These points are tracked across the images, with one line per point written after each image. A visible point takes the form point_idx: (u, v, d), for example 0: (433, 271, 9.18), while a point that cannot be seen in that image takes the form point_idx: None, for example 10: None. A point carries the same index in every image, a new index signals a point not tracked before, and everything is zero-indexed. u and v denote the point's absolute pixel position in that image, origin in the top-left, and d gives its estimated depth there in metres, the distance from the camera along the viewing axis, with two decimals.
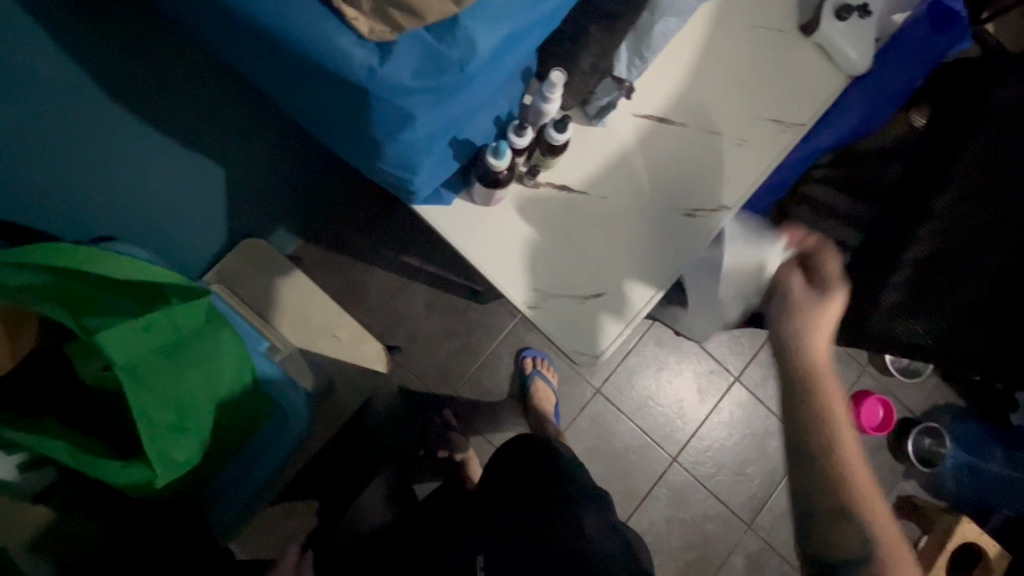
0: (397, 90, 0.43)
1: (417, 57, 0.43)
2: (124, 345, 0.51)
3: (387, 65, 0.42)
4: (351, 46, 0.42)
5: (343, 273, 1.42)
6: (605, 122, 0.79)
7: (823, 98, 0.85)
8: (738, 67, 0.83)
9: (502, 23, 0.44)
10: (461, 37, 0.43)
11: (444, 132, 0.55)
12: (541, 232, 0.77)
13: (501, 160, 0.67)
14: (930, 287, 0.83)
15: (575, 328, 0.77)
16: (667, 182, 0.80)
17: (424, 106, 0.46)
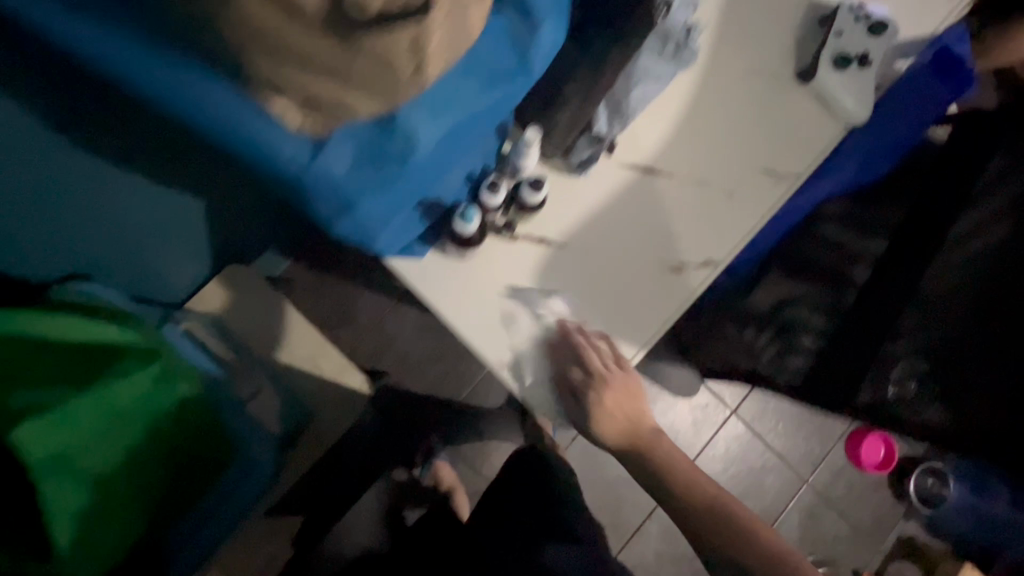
0: (336, 178, 0.47)
1: (352, 151, 0.47)
2: (40, 439, 0.58)
3: (321, 157, 0.46)
4: (281, 139, 0.45)
5: (333, 296, 1.39)
6: (588, 172, 0.75)
7: (821, 149, 0.81)
8: (732, 115, 0.80)
9: (441, 113, 0.48)
10: (400, 131, 0.47)
11: (404, 203, 0.57)
12: (514, 288, 0.74)
13: (471, 223, 0.67)
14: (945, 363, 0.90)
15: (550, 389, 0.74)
16: (651, 232, 0.77)
17: (370, 177, 0.49)
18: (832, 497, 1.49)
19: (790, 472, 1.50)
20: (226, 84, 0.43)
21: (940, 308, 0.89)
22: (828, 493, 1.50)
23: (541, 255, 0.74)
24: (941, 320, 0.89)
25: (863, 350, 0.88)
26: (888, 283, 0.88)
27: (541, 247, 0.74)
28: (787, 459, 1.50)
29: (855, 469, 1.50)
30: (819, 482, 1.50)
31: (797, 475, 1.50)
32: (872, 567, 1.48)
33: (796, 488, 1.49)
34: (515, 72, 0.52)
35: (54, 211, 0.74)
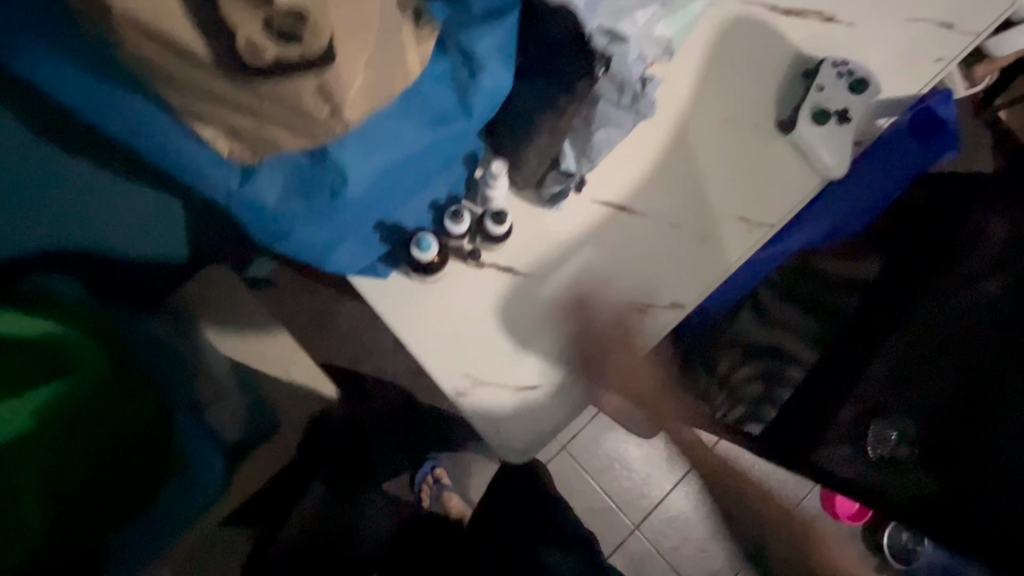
0: (263, 207, 0.52)
1: (285, 179, 0.51)
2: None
3: (247, 185, 0.51)
4: (208, 162, 0.50)
5: (317, 301, 1.41)
6: (560, 206, 0.75)
7: (797, 202, 0.81)
8: (711, 163, 0.80)
9: (370, 154, 0.51)
10: (331, 167, 0.50)
11: (340, 236, 0.61)
12: (476, 315, 0.73)
13: (426, 252, 0.67)
14: (939, 427, 0.86)
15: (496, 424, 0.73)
16: (617, 273, 0.76)
17: (302, 218, 0.54)
18: None
19: None
20: (164, 117, 0.48)
21: (920, 360, 0.88)
22: None
23: (507, 284, 0.74)
24: (917, 371, 0.88)
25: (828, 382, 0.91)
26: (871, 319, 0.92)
27: (507, 276, 0.74)
28: None
29: (827, 517, 1.48)
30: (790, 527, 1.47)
31: None
32: None
33: None
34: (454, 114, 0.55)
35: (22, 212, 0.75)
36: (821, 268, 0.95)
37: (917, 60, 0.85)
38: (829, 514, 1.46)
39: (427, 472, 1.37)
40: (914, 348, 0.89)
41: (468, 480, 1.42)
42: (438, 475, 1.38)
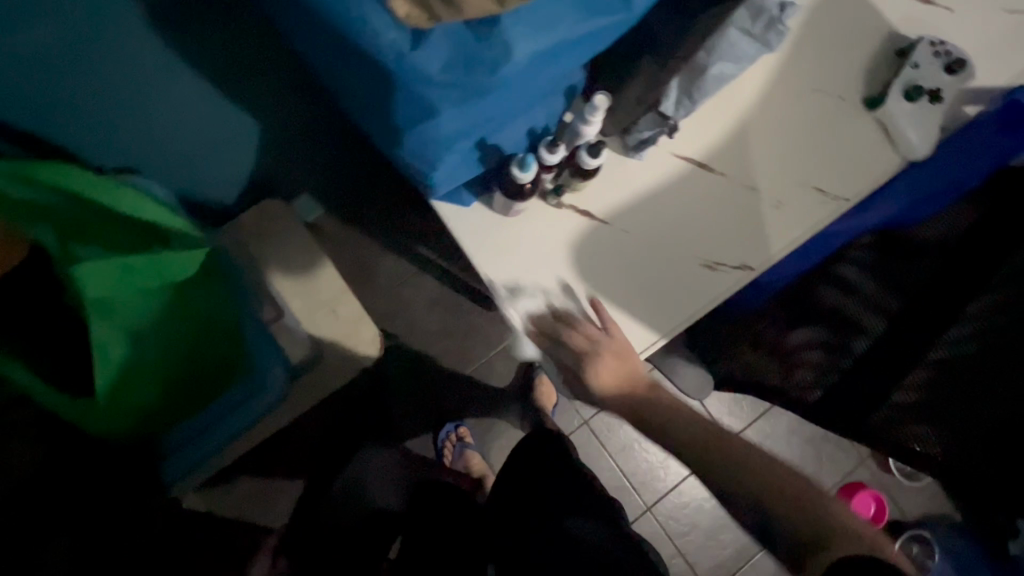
0: (425, 81, 0.44)
1: (449, 48, 0.44)
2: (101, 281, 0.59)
3: (418, 51, 0.43)
4: (386, 27, 0.41)
5: (360, 251, 1.43)
6: (643, 157, 0.76)
7: (877, 179, 0.81)
8: (792, 131, 0.81)
9: (541, 34, 0.46)
10: (499, 40, 0.44)
11: (471, 131, 0.55)
12: (548, 252, 0.75)
13: (525, 173, 0.66)
14: (943, 398, 0.79)
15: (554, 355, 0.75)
16: (687, 228, 0.77)
17: (449, 102, 0.48)
18: None
19: None
20: None
21: (977, 364, 0.78)
22: None
23: (582, 228, 0.75)
24: (975, 373, 0.78)
25: (862, 380, 0.82)
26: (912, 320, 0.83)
27: (584, 220, 0.75)
28: None
29: None
30: None
31: None
32: None
33: None
34: (616, 9, 0.50)
35: (119, 107, 0.77)
36: (861, 255, 0.90)
37: (1015, 52, 0.84)
38: None
39: (451, 430, 1.39)
40: (973, 353, 0.79)
41: (488, 443, 1.43)
42: (461, 433, 1.39)
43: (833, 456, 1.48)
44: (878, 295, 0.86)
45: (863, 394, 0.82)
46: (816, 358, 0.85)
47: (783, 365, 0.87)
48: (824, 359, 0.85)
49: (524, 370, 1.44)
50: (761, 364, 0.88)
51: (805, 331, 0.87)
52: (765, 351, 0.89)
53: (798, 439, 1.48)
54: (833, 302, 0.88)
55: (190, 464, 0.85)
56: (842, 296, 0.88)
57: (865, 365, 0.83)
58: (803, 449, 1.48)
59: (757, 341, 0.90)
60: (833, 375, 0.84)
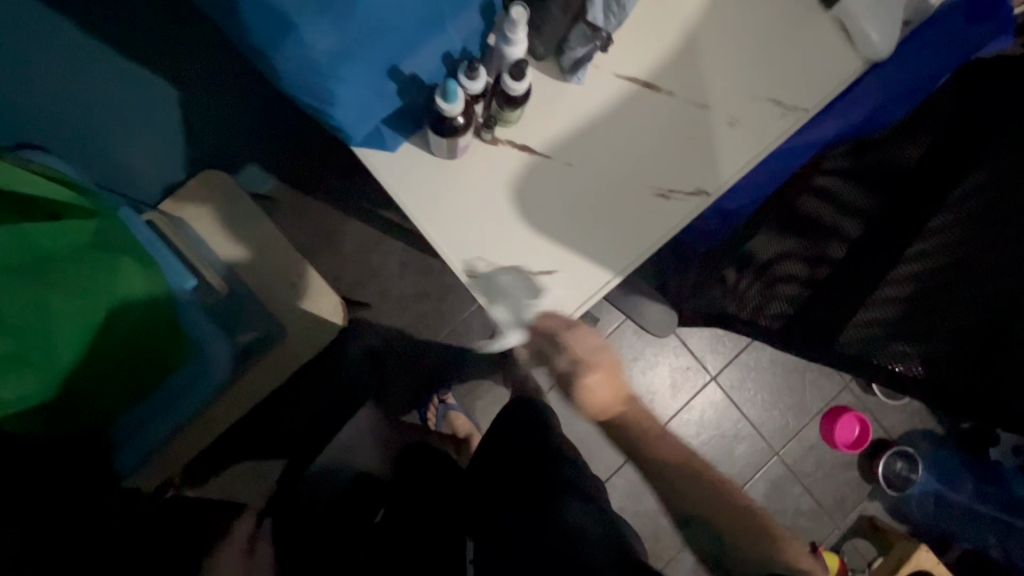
0: None
1: None
2: None
3: None
4: None
5: (318, 221, 1.36)
6: (583, 81, 0.70)
7: (835, 83, 0.75)
8: (742, 38, 0.74)
9: None
10: None
11: (355, 51, 0.49)
12: (487, 193, 0.69)
13: (453, 104, 0.57)
14: (924, 313, 0.70)
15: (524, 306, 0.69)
16: (634, 156, 0.72)
17: (306, 11, 0.42)
18: (800, 473, 1.45)
19: (761, 443, 1.45)
20: None
21: (949, 274, 0.69)
22: (797, 467, 1.45)
23: (522, 164, 0.69)
24: (949, 284, 0.68)
25: (829, 305, 0.77)
26: (878, 239, 0.77)
27: (523, 155, 0.70)
28: (761, 430, 1.45)
29: (827, 447, 1.45)
30: (790, 455, 1.45)
31: (768, 446, 1.45)
32: (829, 541, 1.43)
33: (766, 459, 1.45)
34: None
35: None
36: (833, 183, 0.85)
37: None
38: (829, 443, 1.43)
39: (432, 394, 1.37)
40: (944, 265, 0.70)
41: (471, 403, 1.40)
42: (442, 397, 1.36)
43: (818, 383, 1.47)
44: (838, 220, 0.82)
45: (828, 317, 0.76)
46: (785, 282, 0.83)
47: (760, 295, 0.84)
48: (796, 286, 0.81)
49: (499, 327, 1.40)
50: (740, 290, 0.87)
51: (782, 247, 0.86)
52: (749, 277, 0.87)
53: (782, 369, 1.47)
54: (803, 229, 0.85)
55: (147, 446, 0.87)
56: (807, 223, 0.85)
57: (830, 288, 0.78)
58: (788, 379, 1.47)
59: (742, 266, 0.89)
60: (804, 306, 0.79)
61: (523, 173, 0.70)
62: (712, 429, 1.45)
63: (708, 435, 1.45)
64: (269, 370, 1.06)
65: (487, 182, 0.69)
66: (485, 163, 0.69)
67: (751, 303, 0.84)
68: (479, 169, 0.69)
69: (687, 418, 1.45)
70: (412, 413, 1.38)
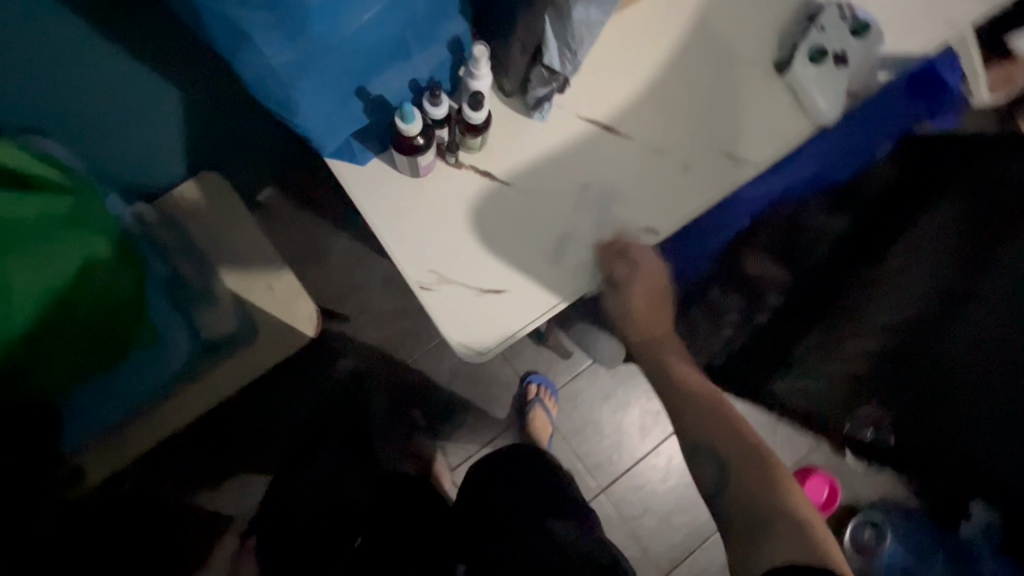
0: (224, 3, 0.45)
1: None
2: None
3: None
4: None
5: (309, 232, 1.40)
6: (548, 118, 0.75)
7: (785, 142, 0.80)
8: (698, 93, 0.80)
9: None
10: None
11: (315, 70, 0.55)
12: (447, 213, 0.73)
13: (411, 125, 0.64)
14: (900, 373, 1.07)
15: (476, 321, 0.73)
16: (590, 191, 0.76)
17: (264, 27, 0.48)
18: None
19: None
20: None
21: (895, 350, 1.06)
22: None
23: (482, 188, 0.74)
24: (862, 349, 1.06)
25: (784, 339, 1.02)
26: (825, 287, 1.00)
27: (484, 179, 0.74)
28: None
29: None
30: None
31: None
32: None
33: None
34: None
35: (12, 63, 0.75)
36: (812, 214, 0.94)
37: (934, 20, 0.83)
38: None
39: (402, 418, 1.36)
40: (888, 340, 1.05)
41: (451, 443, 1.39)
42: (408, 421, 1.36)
43: None
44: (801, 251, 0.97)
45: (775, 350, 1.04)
46: (748, 297, 0.97)
47: (718, 310, 0.98)
48: (750, 303, 0.98)
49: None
50: (723, 313, 0.98)
51: (759, 262, 0.96)
52: (731, 287, 0.97)
53: None
54: (787, 252, 0.96)
55: (99, 423, 0.96)
56: (783, 249, 0.96)
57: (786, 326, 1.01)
58: None
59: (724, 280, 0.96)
60: (766, 329, 1.01)
61: (483, 196, 0.74)
62: (677, 477, 1.44)
63: (673, 482, 1.44)
64: (241, 370, 1.07)
65: (448, 202, 0.74)
66: (449, 185, 0.74)
67: (722, 316, 0.99)
68: (442, 190, 0.74)
69: (653, 463, 1.44)
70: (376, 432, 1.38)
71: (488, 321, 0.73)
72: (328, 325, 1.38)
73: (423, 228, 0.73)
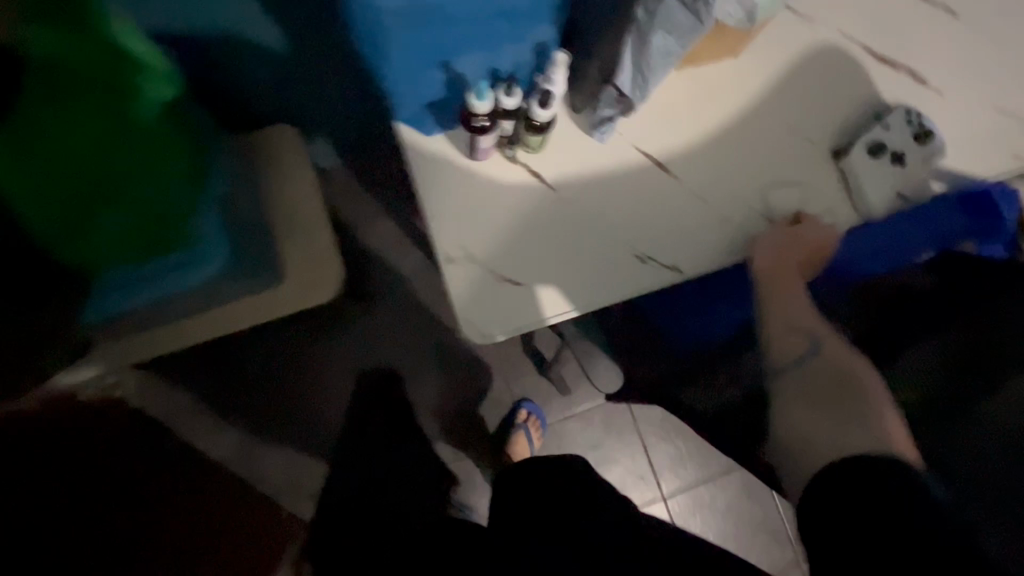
0: None
1: None
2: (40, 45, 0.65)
3: None
4: None
5: (360, 207, 1.48)
6: (606, 141, 0.80)
7: (826, 222, 0.82)
8: (753, 156, 0.83)
9: None
10: None
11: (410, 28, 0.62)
12: (490, 198, 0.77)
13: (480, 104, 0.70)
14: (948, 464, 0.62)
15: (489, 303, 0.75)
16: (628, 216, 0.79)
17: None
18: None
19: None
20: None
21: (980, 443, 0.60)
22: None
23: (529, 185, 0.78)
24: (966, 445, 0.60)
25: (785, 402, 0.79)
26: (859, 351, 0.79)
27: (533, 178, 0.78)
28: None
29: None
30: None
31: None
32: None
33: None
34: None
35: None
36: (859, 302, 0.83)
37: (996, 152, 0.86)
38: None
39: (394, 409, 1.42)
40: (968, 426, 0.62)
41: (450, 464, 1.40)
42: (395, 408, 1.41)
43: (766, 545, 1.40)
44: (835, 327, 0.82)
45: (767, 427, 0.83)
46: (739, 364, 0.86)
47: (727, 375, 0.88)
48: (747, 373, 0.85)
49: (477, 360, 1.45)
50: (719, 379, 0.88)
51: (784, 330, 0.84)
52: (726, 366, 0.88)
53: (733, 515, 1.42)
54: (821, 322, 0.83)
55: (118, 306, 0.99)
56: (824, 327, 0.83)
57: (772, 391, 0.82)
58: (737, 530, 1.41)
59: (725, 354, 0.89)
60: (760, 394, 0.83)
61: (528, 194, 0.78)
62: None
63: None
64: (260, 308, 1.25)
65: (494, 189, 0.78)
66: (499, 175, 0.78)
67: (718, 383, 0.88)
68: (492, 178, 0.78)
69: None
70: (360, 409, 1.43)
71: (499, 307, 0.75)
72: (349, 297, 1.43)
73: (465, 206, 0.77)
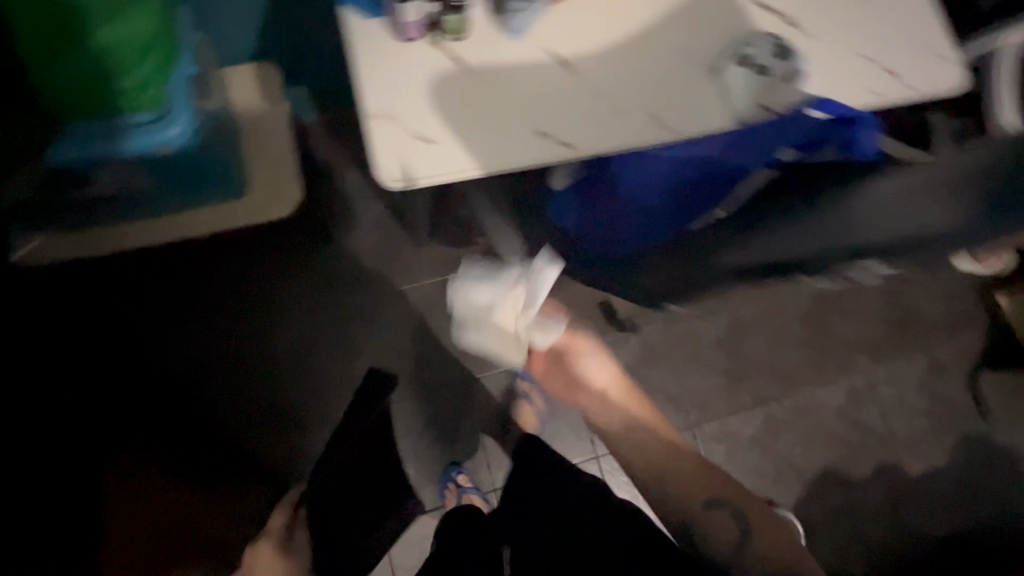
0: None
1: None
2: None
3: None
4: None
5: (331, 156, 1.59)
6: (519, 35, 0.94)
7: (704, 123, 0.96)
8: (648, 66, 0.97)
9: None
10: None
11: None
12: (415, 72, 0.91)
13: None
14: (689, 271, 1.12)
15: (401, 154, 0.88)
16: (532, 98, 0.93)
17: None
18: None
19: None
20: None
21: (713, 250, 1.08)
22: None
23: (450, 66, 0.92)
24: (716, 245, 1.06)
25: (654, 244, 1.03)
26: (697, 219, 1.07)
27: (454, 61, 0.92)
28: None
29: None
30: None
31: None
32: None
33: None
34: None
35: None
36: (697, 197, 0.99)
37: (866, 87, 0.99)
38: None
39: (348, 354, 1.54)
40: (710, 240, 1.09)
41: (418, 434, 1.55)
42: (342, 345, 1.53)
43: None
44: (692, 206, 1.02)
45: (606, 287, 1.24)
46: None
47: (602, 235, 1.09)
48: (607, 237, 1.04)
49: (430, 308, 1.56)
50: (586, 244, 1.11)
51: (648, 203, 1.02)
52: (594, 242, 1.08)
53: None
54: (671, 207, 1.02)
55: None
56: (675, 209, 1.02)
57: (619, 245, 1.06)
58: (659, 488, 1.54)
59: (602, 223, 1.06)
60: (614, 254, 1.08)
61: (448, 72, 0.92)
62: None
63: None
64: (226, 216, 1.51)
65: (420, 65, 0.92)
66: (426, 55, 0.92)
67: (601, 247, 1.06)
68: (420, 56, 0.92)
69: None
70: (310, 341, 1.53)
71: (409, 159, 0.88)
72: (311, 236, 1.55)
73: (392, 77, 0.91)
